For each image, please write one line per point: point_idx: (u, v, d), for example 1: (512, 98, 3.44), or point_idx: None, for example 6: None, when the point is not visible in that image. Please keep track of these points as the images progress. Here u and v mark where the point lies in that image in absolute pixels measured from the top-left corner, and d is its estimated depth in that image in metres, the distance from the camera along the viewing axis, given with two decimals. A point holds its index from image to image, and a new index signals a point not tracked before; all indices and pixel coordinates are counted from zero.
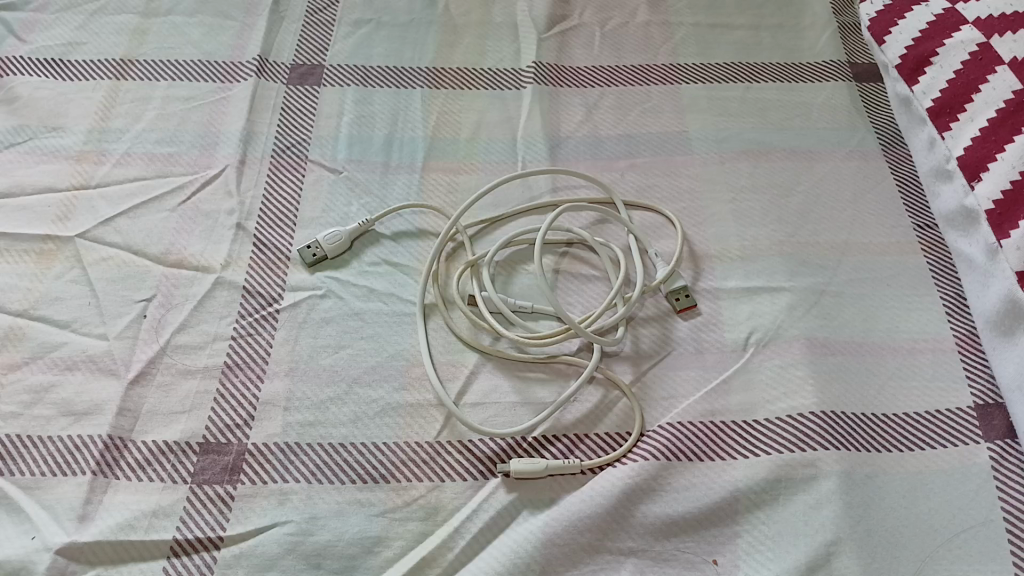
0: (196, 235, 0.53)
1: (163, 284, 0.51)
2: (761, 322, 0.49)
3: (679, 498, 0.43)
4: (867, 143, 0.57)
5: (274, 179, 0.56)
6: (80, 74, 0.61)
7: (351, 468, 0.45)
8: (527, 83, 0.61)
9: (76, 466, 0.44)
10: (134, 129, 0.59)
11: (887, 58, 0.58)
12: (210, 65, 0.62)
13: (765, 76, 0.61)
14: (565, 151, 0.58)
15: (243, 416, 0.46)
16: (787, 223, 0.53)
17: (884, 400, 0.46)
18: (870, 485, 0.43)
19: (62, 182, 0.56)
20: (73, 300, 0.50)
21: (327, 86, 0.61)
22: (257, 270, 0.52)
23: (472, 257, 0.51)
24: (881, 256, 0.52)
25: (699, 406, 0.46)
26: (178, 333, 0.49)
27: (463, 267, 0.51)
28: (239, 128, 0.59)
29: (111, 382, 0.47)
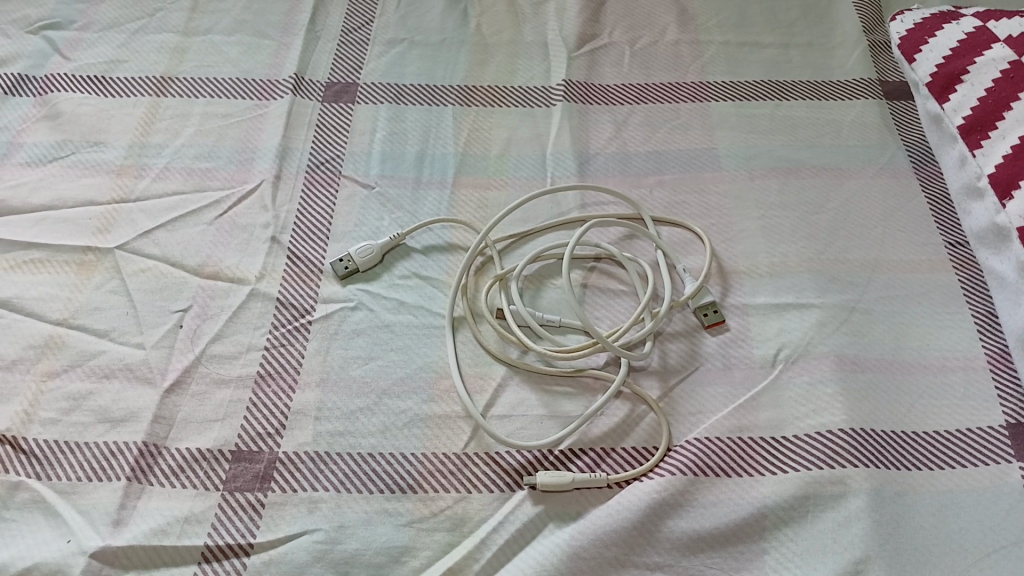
0: (232, 248, 0.55)
1: (198, 295, 0.52)
2: (790, 338, 0.49)
3: (706, 513, 0.43)
4: (897, 161, 0.57)
5: (308, 193, 0.57)
6: (121, 91, 0.63)
7: (379, 478, 0.45)
8: (557, 101, 0.62)
9: (112, 472, 0.46)
10: (172, 144, 0.60)
11: (917, 76, 0.58)
12: (247, 83, 0.64)
13: (794, 94, 0.61)
14: (595, 167, 0.58)
15: (275, 425, 0.47)
16: (816, 240, 0.53)
17: (914, 418, 0.45)
18: (899, 503, 0.42)
19: (103, 196, 0.57)
20: (112, 310, 0.52)
21: (361, 103, 0.63)
22: (290, 283, 0.53)
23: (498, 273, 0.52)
24: (912, 272, 0.51)
25: (726, 422, 0.46)
26: (213, 343, 0.50)
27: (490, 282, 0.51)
28: (275, 143, 0.60)
29: (147, 391, 0.48)
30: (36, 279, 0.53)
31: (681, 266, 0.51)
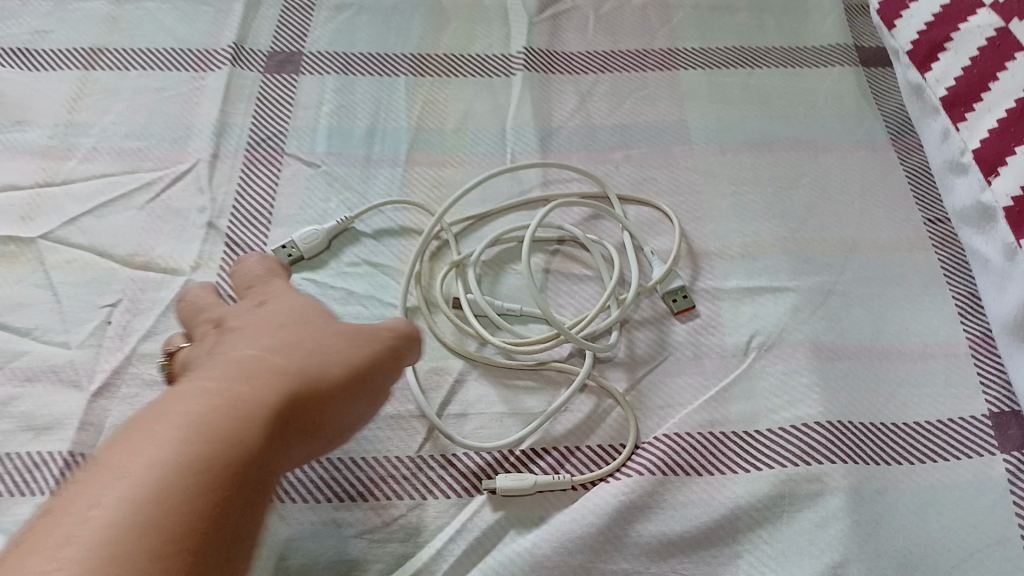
0: (166, 235, 0.51)
1: (130, 288, 0.49)
2: (764, 324, 0.46)
3: (676, 517, 0.40)
4: (874, 134, 0.54)
5: (249, 173, 0.53)
6: (45, 64, 0.58)
7: (327, 486, 0.42)
8: (517, 71, 0.58)
9: (36, 485, 0.42)
10: (102, 121, 0.56)
11: (897, 43, 0.54)
12: (183, 53, 0.59)
13: (767, 62, 0.58)
14: (557, 143, 0.55)
15: None
16: (791, 219, 0.50)
17: (893, 409, 0.43)
18: (878, 502, 0.40)
19: (26, 180, 0.53)
20: (36, 306, 0.48)
21: (306, 74, 0.58)
22: (229, 273, 0.49)
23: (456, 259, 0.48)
24: (890, 253, 0.49)
25: (697, 416, 0.43)
26: (146, 340, 0.47)
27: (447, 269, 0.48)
28: (213, 120, 0.56)
29: (75, 395, 0.45)
30: None
31: (649, 248, 0.48)
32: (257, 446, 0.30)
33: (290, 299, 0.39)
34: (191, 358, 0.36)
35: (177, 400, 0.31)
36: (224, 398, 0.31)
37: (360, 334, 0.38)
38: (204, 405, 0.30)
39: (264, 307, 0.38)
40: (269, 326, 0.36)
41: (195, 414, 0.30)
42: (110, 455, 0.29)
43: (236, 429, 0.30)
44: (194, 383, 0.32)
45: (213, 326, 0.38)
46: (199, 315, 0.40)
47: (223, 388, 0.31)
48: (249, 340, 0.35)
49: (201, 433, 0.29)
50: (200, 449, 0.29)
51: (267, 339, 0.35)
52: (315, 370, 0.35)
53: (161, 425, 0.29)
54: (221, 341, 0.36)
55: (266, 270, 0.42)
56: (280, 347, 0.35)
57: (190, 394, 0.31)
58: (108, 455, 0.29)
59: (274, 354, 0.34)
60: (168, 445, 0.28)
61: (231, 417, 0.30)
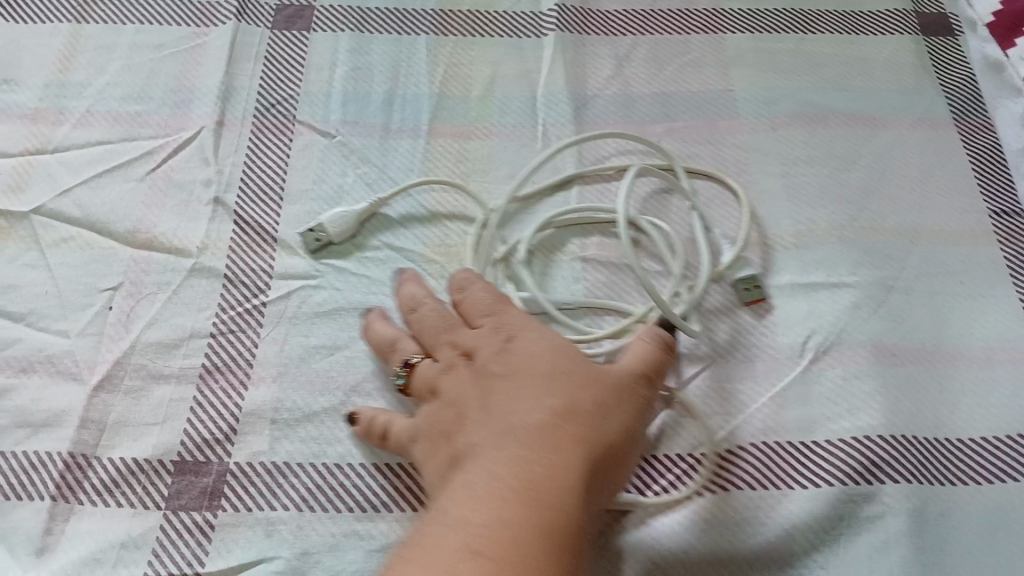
0: (169, 211, 0.47)
1: (131, 270, 0.45)
2: (820, 323, 0.42)
3: (725, 537, 0.37)
4: (937, 110, 0.49)
5: (257, 143, 0.49)
6: (34, 16, 0.53)
7: (348, 495, 0.39)
8: (549, 31, 0.53)
9: (35, 490, 0.39)
10: (96, 82, 0.51)
11: (975, 14, 0.52)
12: (183, 6, 0.54)
13: (820, 26, 0.52)
14: (593, 113, 0.50)
15: (224, 429, 0.41)
16: (849, 204, 0.46)
17: (957, 422, 0.40)
18: (943, 524, 0.37)
19: (15, 147, 0.49)
20: (29, 289, 0.44)
21: (317, 31, 0.53)
22: (238, 255, 0.45)
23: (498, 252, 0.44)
24: (955, 244, 0.45)
25: (748, 426, 0.40)
26: (148, 329, 0.43)
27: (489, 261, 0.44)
28: (217, 81, 0.51)
29: (73, 389, 0.41)
30: None
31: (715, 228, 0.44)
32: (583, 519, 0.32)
33: (535, 332, 0.36)
34: (455, 398, 0.36)
35: (536, 475, 0.32)
36: (552, 475, 0.32)
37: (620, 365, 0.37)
38: (563, 491, 0.31)
39: (510, 338, 0.36)
40: (527, 369, 0.35)
41: (532, 500, 0.31)
42: (461, 546, 0.30)
43: (559, 507, 0.31)
44: (510, 454, 0.32)
45: (502, 337, 0.36)
46: (438, 335, 0.38)
47: (539, 452, 0.32)
48: (577, 393, 0.34)
49: (558, 522, 0.31)
50: (527, 541, 0.30)
51: (580, 388, 0.34)
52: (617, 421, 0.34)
53: (511, 516, 0.30)
54: (497, 381, 0.35)
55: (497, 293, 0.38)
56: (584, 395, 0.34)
57: (515, 464, 0.32)
58: (482, 543, 0.29)
59: (602, 407, 0.34)
60: (508, 542, 0.29)
61: (562, 498, 0.31)
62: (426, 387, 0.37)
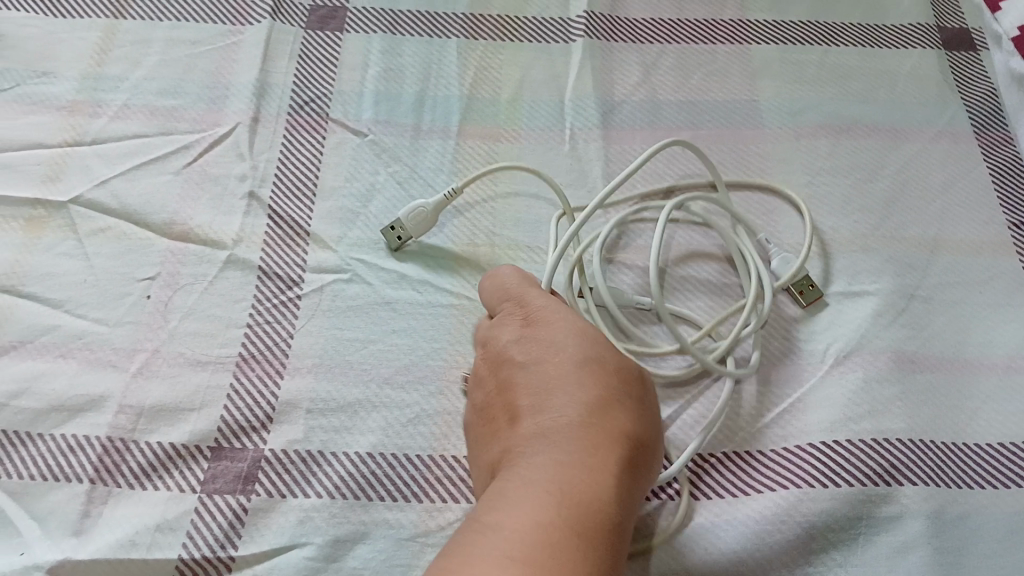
0: (205, 204, 0.48)
1: (167, 260, 0.46)
2: (841, 330, 0.43)
3: (748, 535, 0.38)
4: (958, 123, 0.50)
5: (292, 139, 0.50)
6: (72, 10, 0.54)
7: (378, 484, 0.40)
8: (578, 37, 0.54)
9: (73, 472, 0.40)
10: (133, 76, 0.52)
11: (1002, 29, 0.53)
12: (219, 4, 0.55)
13: (844, 39, 0.54)
14: (620, 118, 0.51)
15: (260, 417, 0.42)
16: (871, 213, 0.47)
17: (976, 429, 0.41)
18: (962, 527, 0.38)
19: (53, 138, 0.50)
20: (67, 277, 0.45)
21: (351, 32, 0.54)
22: (273, 248, 0.46)
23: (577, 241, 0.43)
24: (974, 255, 0.46)
25: (768, 430, 0.41)
26: (185, 319, 0.44)
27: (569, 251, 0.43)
28: (252, 78, 0.52)
29: (111, 375, 0.42)
30: None
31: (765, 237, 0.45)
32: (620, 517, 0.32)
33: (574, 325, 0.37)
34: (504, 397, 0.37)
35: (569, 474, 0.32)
36: (588, 472, 0.32)
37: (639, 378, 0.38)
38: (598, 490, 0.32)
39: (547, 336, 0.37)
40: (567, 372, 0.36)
41: (575, 495, 0.31)
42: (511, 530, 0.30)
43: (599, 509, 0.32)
44: (551, 451, 0.33)
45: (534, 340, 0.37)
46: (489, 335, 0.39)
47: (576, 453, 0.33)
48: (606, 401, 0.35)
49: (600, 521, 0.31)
50: (565, 533, 0.30)
51: (614, 398, 0.35)
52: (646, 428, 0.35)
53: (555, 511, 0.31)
54: (530, 386, 0.36)
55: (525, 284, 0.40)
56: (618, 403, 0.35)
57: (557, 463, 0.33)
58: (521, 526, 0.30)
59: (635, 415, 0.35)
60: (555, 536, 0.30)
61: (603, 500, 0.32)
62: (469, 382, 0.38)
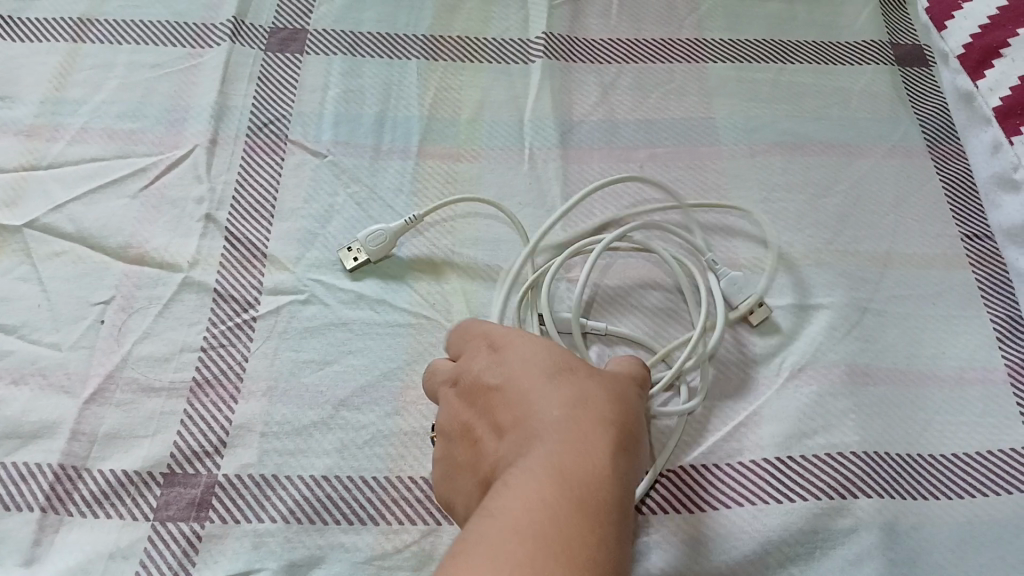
0: (162, 227, 0.47)
1: (124, 283, 0.45)
2: (796, 345, 0.44)
3: (704, 551, 0.38)
4: (911, 139, 0.51)
5: (250, 162, 0.50)
6: (31, 35, 0.54)
7: (335, 507, 0.40)
8: (537, 57, 0.55)
9: (24, 500, 0.39)
10: (92, 100, 0.52)
11: (948, 47, 0.53)
12: (179, 28, 0.55)
13: (799, 57, 0.54)
14: (578, 137, 0.52)
15: (213, 442, 0.41)
16: (826, 228, 0.47)
17: (929, 439, 0.41)
18: (914, 539, 0.38)
19: (10, 162, 0.49)
20: (22, 302, 0.45)
21: (310, 55, 0.55)
22: (229, 271, 0.46)
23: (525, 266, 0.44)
24: (926, 269, 0.46)
25: (726, 445, 0.41)
26: (141, 342, 0.44)
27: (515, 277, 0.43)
28: (212, 101, 0.52)
29: (64, 401, 0.42)
30: None
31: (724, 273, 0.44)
32: (618, 492, 0.30)
33: (533, 340, 0.36)
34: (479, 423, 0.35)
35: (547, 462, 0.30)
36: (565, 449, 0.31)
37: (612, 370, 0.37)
38: (583, 469, 0.30)
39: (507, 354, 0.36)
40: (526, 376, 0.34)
41: (561, 477, 0.30)
42: (498, 524, 0.28)
43: (594, 487, 0.30)
44: (530, 449, 0.31)
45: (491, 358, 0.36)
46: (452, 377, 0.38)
47: (553, 439, 0.31)
48: (573, 386, 0.34)
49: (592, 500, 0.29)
50: (560, 513, 0.28)
51: (581, 383, 0.34)
52: (626, 408, 0.34)
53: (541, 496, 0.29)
54: (506, 399, 0.35)
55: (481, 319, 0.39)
56: (590, 387, 0.34)
57: (537, 456, 0.31)
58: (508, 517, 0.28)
59: (608, 394, 0.34)
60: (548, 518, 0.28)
61: (593, 478, 0.30)
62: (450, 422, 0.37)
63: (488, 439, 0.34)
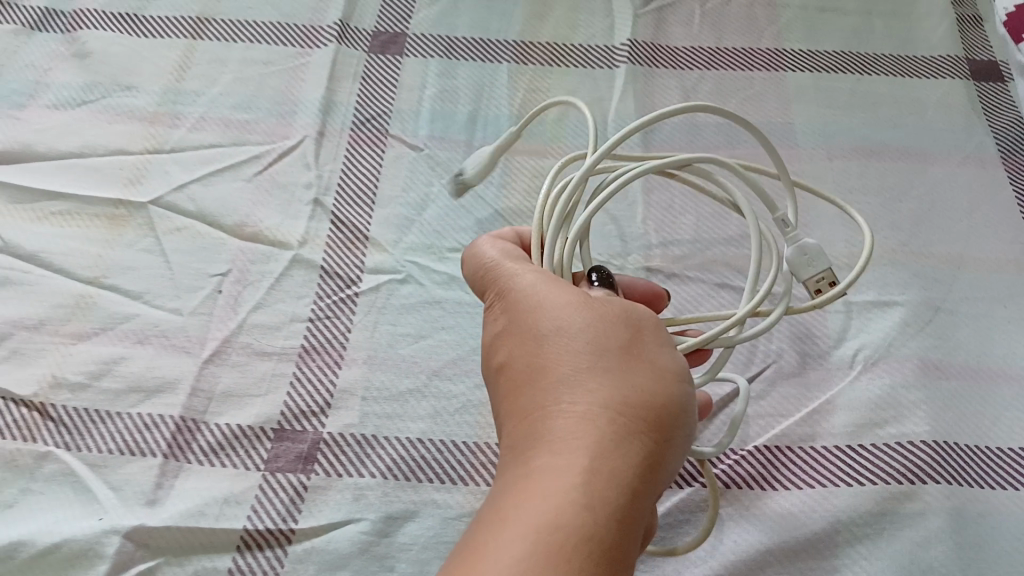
0: (273, 208, 0.51)
1: (238, 258, 0.49)
2: (870, 338, 0.45)
3: (774, 526, 0.40)
4: (986, 149, 0.53)
5: (353, 153, 0.54)
6: (154, 31, 0.59)
7: (428, 467, 0.43)
8: (621, 63, 0.58)
9: (148, 447, 0.43)
10: (210, 92, 0.57)
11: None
12: (289, 28, 0.60)
13: (877, 69, 0.56)
14: (660, 138, 0.54)
15: (319, 403, 0.45)
16: (900, 231, 0.49)
17: (1000, 433, 0.42)
18: (983, 526, 0.40)
19: (135, 146, 0.54)
20: (145, 271, 0.49)
21: (409, 56, 0.58)
22: (335, 250, 0.50)
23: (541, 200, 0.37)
24: (999, 272, 0.48)
25: (799, 430, 0.43)
26: (254, 311, 0.47)
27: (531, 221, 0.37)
28: (319, 96, 0.56)
29: (184, 360, 0.46)
30: (62, 233, 0.50)
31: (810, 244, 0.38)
32: (624, 517, 0.29)
33: (564, 303, 0.33)
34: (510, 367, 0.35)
35: (552, 457, 0.30)
36: (567, 484, 0.29)
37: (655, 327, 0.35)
38: (588, 479, 0.29)
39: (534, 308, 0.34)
40: (552, 345, 0.33)
41: (563, 490, 0.29)
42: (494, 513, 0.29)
43: (602, 493, 0.29)
44: (541, 447, 0.31)
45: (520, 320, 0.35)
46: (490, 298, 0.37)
47: (568, 431, 0.31)
48: (593, 374, 0.32)
49: (594, 513, 0.29)
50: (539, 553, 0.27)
51: (605, 367, 0.32)
52: (661, 382, 0.32)
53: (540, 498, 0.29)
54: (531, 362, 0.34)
55: (504, 255, 0.37)
56: (625, 365, 0.32)
57: (554, 467, 0.30)
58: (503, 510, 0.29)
59: (640, 369, 0.32)
60: (540, 529, 0.28)
61: (599, 482, 0.29)
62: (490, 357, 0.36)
63: (517, 404, 0.33)
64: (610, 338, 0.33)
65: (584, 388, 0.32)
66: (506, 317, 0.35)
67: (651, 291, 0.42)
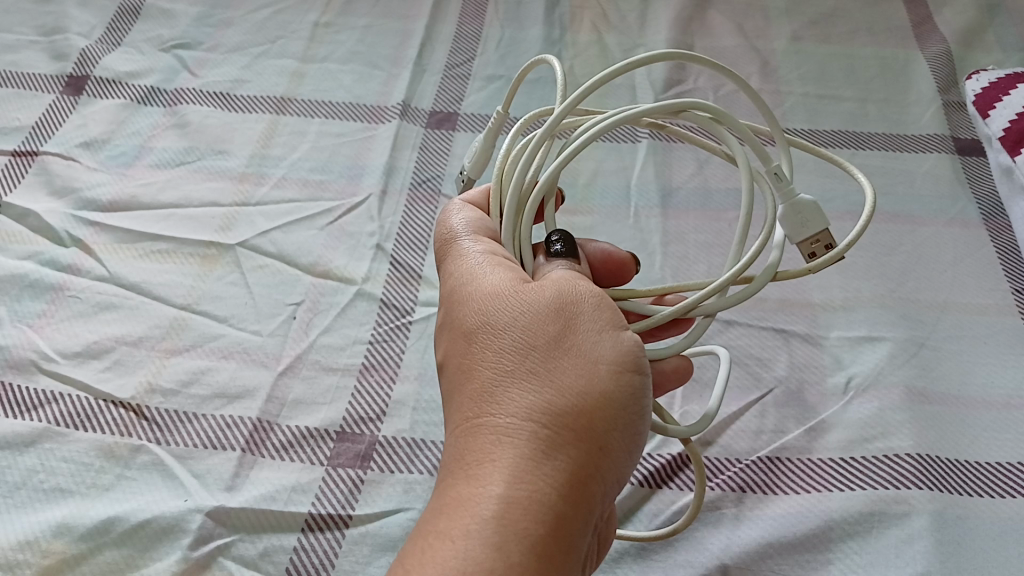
0: (341, 251, 0.60)
1: (311, 292, 0.57)
2: (861, 368, 0.52)
3: (774, 524, 0.46)
4: (968, 213, 0.59)
5: (411, 210, 0.63)
6: (244, 107, 0.70)
7: None
8: (643, 138, 0.66)
9: (227, 442, 0.50)
10: (291, 157, 0.66)
11: (990, 131, 0.61)
12: (358, 108, 0.70)
13: (870, 145, 0.64)
14: (677, 200, 0.62)
15: (376, 411, 0.52)
16: (888, 279, 0.56)
17: (977, 449, 0.48)
18: (961, 526, 0.45)
19: (225, 199, 0.63)
20: (231, 300, 0.57)
21: (461, 131, 0.68)
22: (393, 285, 0.58)
23: (500, 164, 0.43)
24: (978, 315, 0.54)
25: (798, 443, 0.49)
26: (323, 334, 0.55)
27: (493, 184, 0.43)
28: (383, 161, 0.65)
29: (262, 372, 0.53)
30: (161, 268, 0.59)
31: (806, 197, 0.39)
32: (544, 532, 0.33)
33: (502, 313, 0.39)
34: (455, 375, 0.39)
35: (473, 490, 0.34)
36: (490, 507, 0.33)
37: (593, 314, 0.38)
38: (505, 504, 0.33)
39: (478, 320, 0.39)
40: (489, 360, 0.38)
41: (480, 523, 0.33)
42: (412, 562, 0.33)
43: (516, 525, 0.33)
44: (471, 466, 0.35)
45: (461, 340, 0.39)
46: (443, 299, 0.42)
47: (489, 459, 0.35)
48: (522, 385, 0.36)
49: (503, 552, 0.32)
50: None
51: (532, 377, 0.36)
52: (585, 383, 0.36)
53: (455, 542, 0.33)
54: (470, 375, 0.38)
55: (466, 227, 0.44)
56: (551, 370, 0.36)
57: (480, 489, 0.34)
58: (420, 557, 0.33)
59: (565, 373, 0.36)
60: None
61: (514, 513, 0.33)
62: (442, 363, 0.41)
63: (456, 415, 0.38)
64: (542, 343, 0.37)
65: (509, 406, 0.36)
66: (455, 332, 0.40)
67: (614, 259, 0.48)
